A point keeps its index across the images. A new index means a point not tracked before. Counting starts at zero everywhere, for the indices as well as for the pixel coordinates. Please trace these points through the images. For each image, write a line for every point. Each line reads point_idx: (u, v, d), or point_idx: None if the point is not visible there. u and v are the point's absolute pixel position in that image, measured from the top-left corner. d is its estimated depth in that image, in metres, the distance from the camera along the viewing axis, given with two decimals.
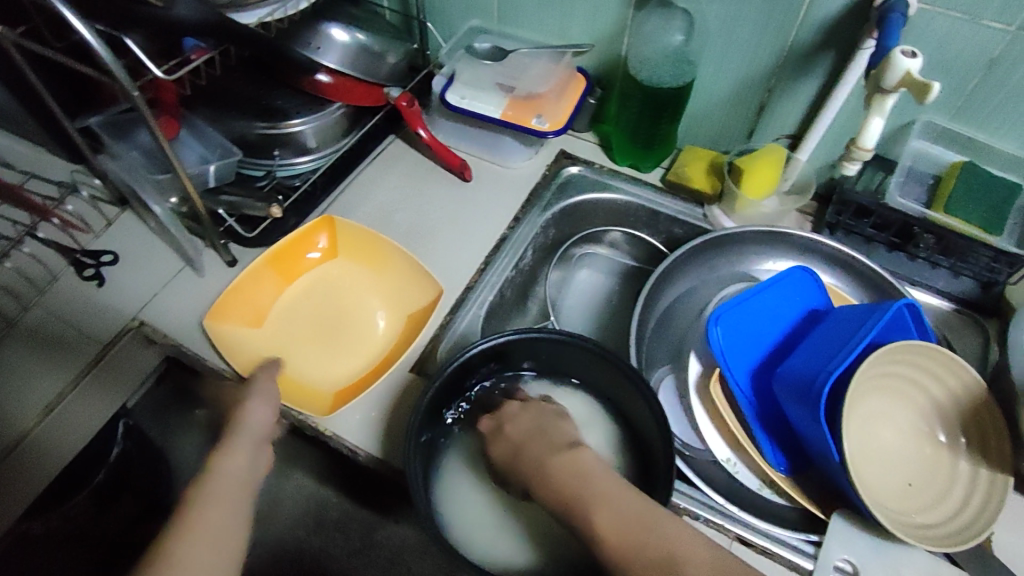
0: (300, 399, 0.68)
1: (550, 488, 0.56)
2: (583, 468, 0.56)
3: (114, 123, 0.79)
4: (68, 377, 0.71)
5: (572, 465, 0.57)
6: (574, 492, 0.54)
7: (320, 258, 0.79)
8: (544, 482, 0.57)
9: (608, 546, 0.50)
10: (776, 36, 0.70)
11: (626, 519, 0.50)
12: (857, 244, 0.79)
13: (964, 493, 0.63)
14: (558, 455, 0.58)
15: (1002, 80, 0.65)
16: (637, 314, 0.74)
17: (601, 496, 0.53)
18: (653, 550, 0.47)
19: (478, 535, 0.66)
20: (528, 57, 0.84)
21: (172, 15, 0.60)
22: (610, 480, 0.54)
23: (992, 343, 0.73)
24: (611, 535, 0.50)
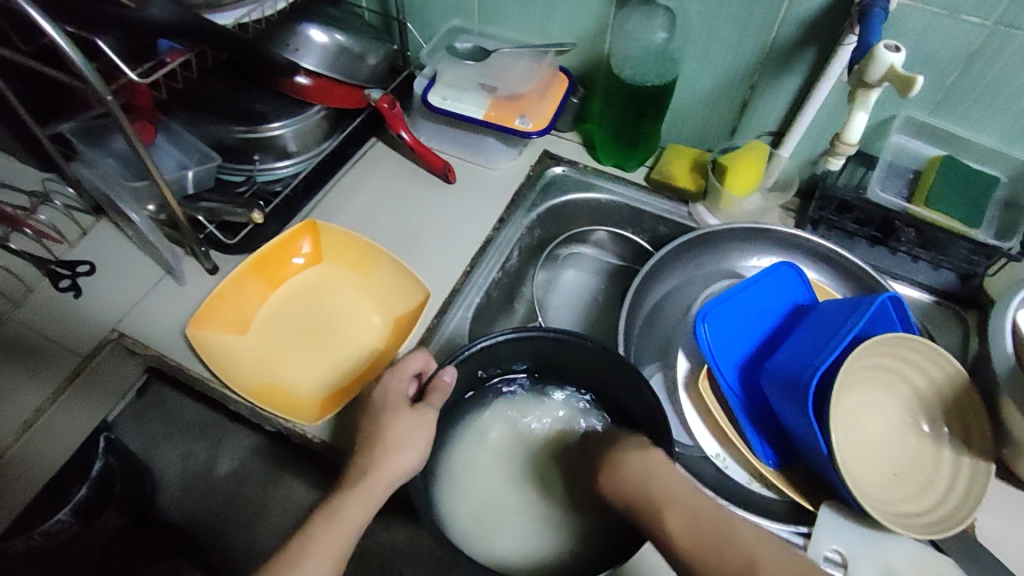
0: (288, 407, 0.67)
1: (621, 487, 0.54)
2: (654, 468, 0.53)
3: (86, 129, 0.78)
4: (48, 390, 0.69)
5: (645, 465, 0.53)
6: (643, 496, 0.51)
7: (304, 263, 0.78)
8: (614, 483, 0.54)
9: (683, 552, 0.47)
10: (757, 33, 0.71)
11: (701, 526, 0.47)
12: (840, 240, 0.80)
13: (948, 480, 0.65)
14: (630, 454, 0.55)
15: (979, 75, 0.66)
16: (625, 312, 0.74)
17: (673, 499, 0.50)
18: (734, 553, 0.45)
19: (478, 535, 0.65)
20: (509, 57, 0.83)
21: (144, 16, 0.59)
22: (685, 483, 0.51)
23: (972, 333, 0.75)
24: (684, 539, 0.47)
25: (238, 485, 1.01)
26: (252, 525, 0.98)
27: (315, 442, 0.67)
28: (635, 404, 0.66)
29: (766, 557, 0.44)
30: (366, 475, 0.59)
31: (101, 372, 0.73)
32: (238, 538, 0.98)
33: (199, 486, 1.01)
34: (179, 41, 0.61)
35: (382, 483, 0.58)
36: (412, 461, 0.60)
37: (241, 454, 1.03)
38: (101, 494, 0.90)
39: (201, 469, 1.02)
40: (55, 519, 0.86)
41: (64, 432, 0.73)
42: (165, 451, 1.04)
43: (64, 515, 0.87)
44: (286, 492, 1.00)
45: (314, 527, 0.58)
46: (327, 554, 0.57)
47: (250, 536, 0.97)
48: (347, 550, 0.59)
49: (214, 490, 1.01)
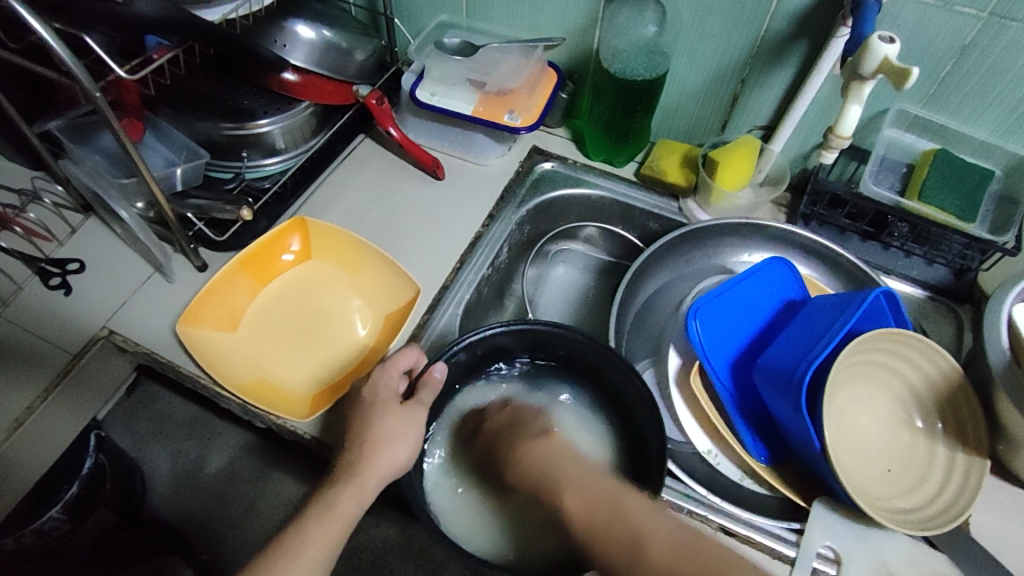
0: (277, 404, 0.67)
1: (522, 474, 0.57)
2: (553, 452, 0.56)
3: (74, 127, 0.77)
4: (37, 389, 0.68)
5: (543, 452, 0.56)
6: (542, 479, 0.54)
7: (294, 260, 0.78)
8: (516, 470, 0.57)
9: (578, 528, 0.49)
10: (749, 27, 0.70)
11: (596, 509, 0.49)
12: (831, 235, 0.79)
13: (942, 474, 0.64)
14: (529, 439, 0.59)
15: (973, 66, 0.65)
16: (617, 306, 0.74)
17: (570, 483, 0.52)
18: (619, 535, 0.47)
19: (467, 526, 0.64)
20: (497, 52, 0.81)
21: (132, 12, 0.58)
22: (580, 463, 0.54)
23: (966, 327, 0.74)
24: (578, 518, 0.49)
25: (228, 483, 1.05)
26: (244, 523, 1.02)
27: (305, 439, 0.66)
28: (627, 395, 0.66)
29: (653, 531, 0.47)
30: (354, 472, 0.58)
31: (92, 371, 0.72)
32: (228, 535, 1.01)
33: (190, 483, 1.04)
34: (165, 37, 0.61)
35: (372, 480, 0.58)
36: (402, 457, 0.59)
37: (231, 451, 1.07)
38: (93, 493, 0.89)
39: (191, 466, 1.06)
40: (47, 517, 0.84)
41: (53, 432, 0.72)
42: (157, 449, 1.07)
43: (55, 513, 0.85)
44: (276, 487, 1.04)
45: (307, 523, 0.58)
46: (320, 550, 0.57)
47: (241, 533, 1.01)
48: (339, 548, 0.58)
49: (205, 488, 1.04)
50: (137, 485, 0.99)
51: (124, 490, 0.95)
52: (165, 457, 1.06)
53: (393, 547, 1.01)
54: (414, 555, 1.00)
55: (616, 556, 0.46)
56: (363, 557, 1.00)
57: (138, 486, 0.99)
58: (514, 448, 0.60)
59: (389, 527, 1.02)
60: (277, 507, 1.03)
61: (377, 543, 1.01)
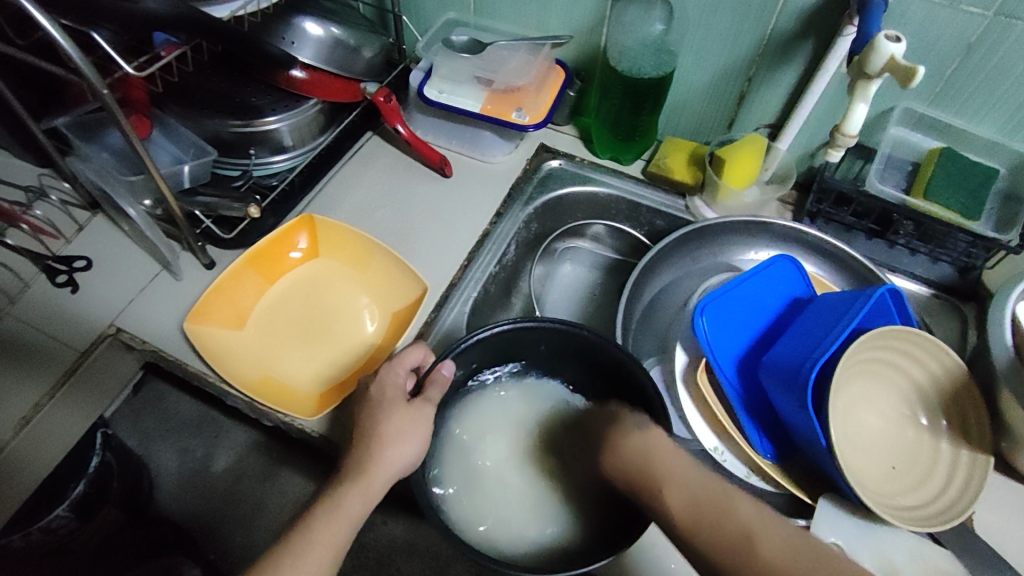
0: (286, 402, 0.67)
1: (617, 464, 0.54)
2: (652, 446, 0.52)
3: (80, 123, 0.78)
4: (44, 386, 0.69)
5: (645, 444, 0.53)
6: (642, 472, 0.51)
7: (301, 258, 0.78)
8: (613, 458, 0.54)
9: (680, 528, 0.47)
10: (755, 25, 0.70)
11: (699, 509, 0.47)
12: (838, 233, 0.80)
13: (946, 470, 0.65)
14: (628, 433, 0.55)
15: (979, 65, 0.65)
16: (624, 301, 0.74)
17: (672, 478, 0.49)
18: (729, 529, 0.45)
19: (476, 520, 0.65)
20: (506, 50, 0.83)
21: (140, 8, 0.58)
22: (681, 458, 0.50)
23: (971, 325, 0.74)
24: (682, 516, 0.47)
25: (235, 482, 1.05)
26: (251, 522, 1.02)
27: (313, 437, 0.67)
28: (635, 393, 0.66)
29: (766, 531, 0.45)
30: (364, 470, 0.59)
31: (99, 369, 0.73)
32: (235, 534, 1.01)
33: (196, 481, 1.05)
34: (174, 34, 0.61)
35: (382, 477, 0.58)
36: (411, 454, 0.60)
37: (238, 449, 1.07)
38: (99, 490, 0.89)
39: (198, 465, 1.06)
40: (53, 515, 0.84)
41: (60, 430, 0.72)
42: (164, 447, 1.07)
43: (63, 511, 0.85)
44: (283, 485, 1.04)
45: (316, 520, 0.58)
46: (328, 548, 0.57)
47: (248, 530, 1.01)
48: (348, 543, 0.59)
49: (211, 487, 1.04)
50: (143, 482, 0.99)
51: (131, 488, 0.95)
52: (171, 455, 1.06)
53: (400, 545, 1.01)
54: (421, 553, 1.00)
55: (724, 551, 0.45)
56: (370, 555, 1.00)
57: (144, 484, 0.99)
58: (613, 438, 0.56)
59: (397, 525, 1.02)
60: (286, 506, 1.03)
61: (384, 541, 1.01)
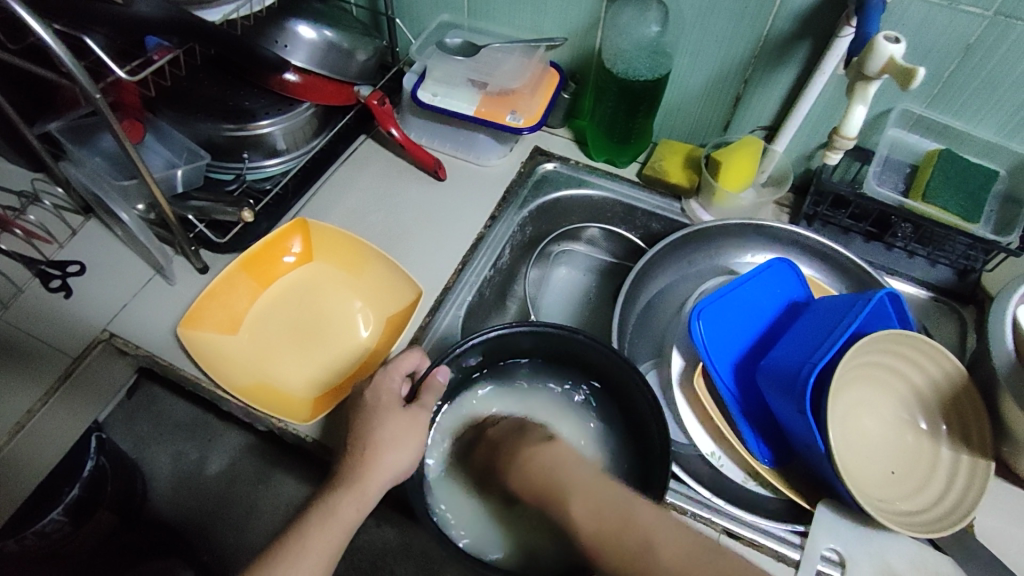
0: (279, 407, 0.66)
1: (525, 479, 0.52)
2: (559, 459, 0.52)
3: (74, 127, 0.75)
4: (39, 392, 0.68)
5: (551, 457, 0.52)
6: (549, 485, 0.50)
7: (295, 263, 0.78)
8: (521, 475, 0.53)
9: (586, 538, 0.46)
10: (751, 26, 0.70)
11: (605, 517, 0.46)
12: (835, 235, 0.79)
13: (946, 476, 0.64)
14: (533, 446, 0.55)
15: (977, 66, 0.65)
16: (619, 305, 0.74)
17: (578, 487, 0.49)
18: (630, 538, 0.44)
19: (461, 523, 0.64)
20: (500, 52, 0.82)
21: (132, 12, 0.58)
22: (585, 469, 0.50)
23: (970, 328, 0.73)
24: (587, 525, 0.46)
25: (229, 485, 1.04)
26: (244, 525, 1.01)
27: (307, 442, 0.66)
28: (633, 396, 0.66)
29: (665, 540, 0.44)
30: (357, 475, 0.58)
31: (93, 375, 0.72)
32: (228, 535, 1.00)
33: (191, 485, 1.04)
34: (165, 38, 0.61)
35: (375, 484, 0.58)
36: (403, 461, 0.59)
37: (232, 452, 1.07)
38: (93, 495, 0.89)
39: (191, 469, 1.05)
40: (48, 519, 0.85)
41: (53, 437, 0.71)
42: (158, 450, 1.07)
43: (57, 515, 0.85)
44: (278, 489, 1.04)
45: (308, 525, 0.58)
46: (321, 553, 0.57)
47: (241, 534, 1.00)
48: (340, 550, 0.58)
49: (206, 491, 1.04)
50: (138, 487, 0.98)
51: (126, 492, 0.95)
52: (166, 459, 1.06)
53: (394, 548, 1.01)
54: (417, 556, 1.00)
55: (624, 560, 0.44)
56: (365, 558, 1.00)
57: (139, 488, 0.99)
58: (516, 454, 0.56)
59: (391, 528, 1.01)
60: (278, 509, 1.02)
61: (379, 544, 1.01)
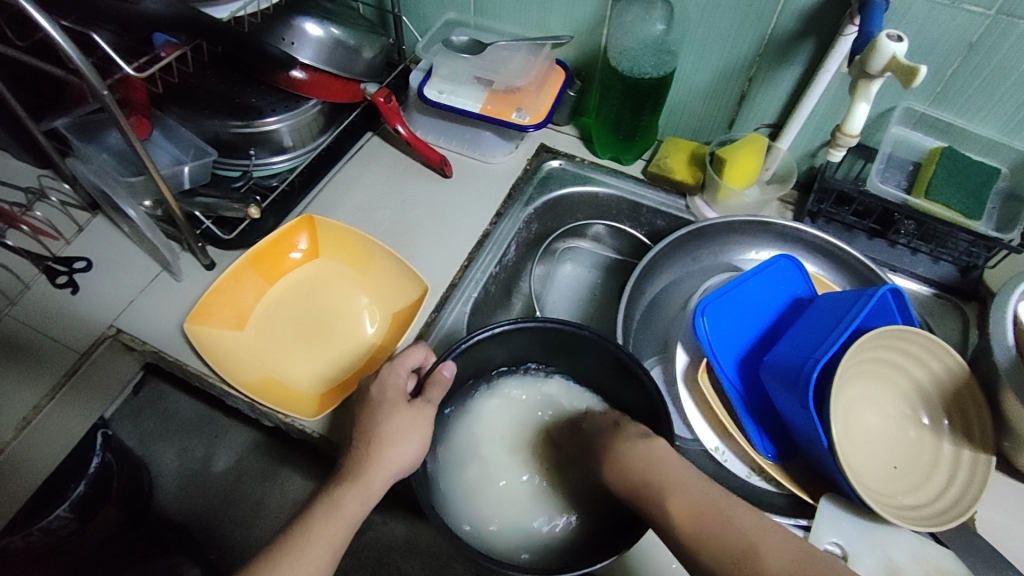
0: (286, 402, 0.67)
1: (621, 471, 0.54)
2: (655, 454, 0.53)
3: (80, 125, 0.77)
4: (45, 388, 0.69)
5: (645, 454, 0.53)
6: (645, 483, 0.51)
7: (301, 259, 0.78)
8: (617, 468, 0.55)
9: (683, 537, 0.48)
10: (755, 24, 0.70)
11: (704, 520, 0.48)
12: (839, 232, 0.80)
13: (947, 470, 0.65)
14: (632, 442, 0.56)
15: (979, 65, 0.65)
16: (625, 302, 0.74)
17: (676, 486, 0.50)
18: (732, 543, 0.46)
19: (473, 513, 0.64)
20: (506, 50, 0.83)
21: (139, 9, 0.58)
22: (682, 467, 0.51)
23: (972, 325, 0.74)
24: (685, 521, 0.48)
25: (235, 482, 1.05)
26: (251, 522, 1.02)
27: (313, 437, 0.67)
28: (638, 393, 0.66)
29: (768, 547, 0.46)
30: (363, 469, 0.58)
31: (98, 371, 0.73)
32: (235, 533, 1.01)
33: (196, 482, 1.04)
34: (173, 35, 0.61)
35: (381, 479, 0.58)
36: (409, 456, 0.60)
37: (238, 449, 1.07)
38: (99, 492, 0.89)
39: (197, 465, 1.06)
40: (53, 515, 0.84)
41: (62, 431, 0.73)
42: (163, 447, 1.07)
43: (62, 512, 0.85)
44: (284, 486, 1.04)
45: (315, 520, 0.58)
46: (324, 548, 0.57)
47: (247, 530, 1.01)
48: (344, 544, 0.59)
49: (212, 487, 1.04)
50: (143, 483, 0.99)
51: (131, 488, 0.95)
52: (171, 456, 1.06)
53: (400, 545, 1.01)
54: (422, 552, 1.00)
55: (724, 561, 0.45)
56: (370, 555, 1.00)
57: (144, 484, 0.99)
58: (612, 449, 0.57)
59: (397, 525, 1.02)
60: (285, 506, 1.03)
61: (385, 540, 1.01)
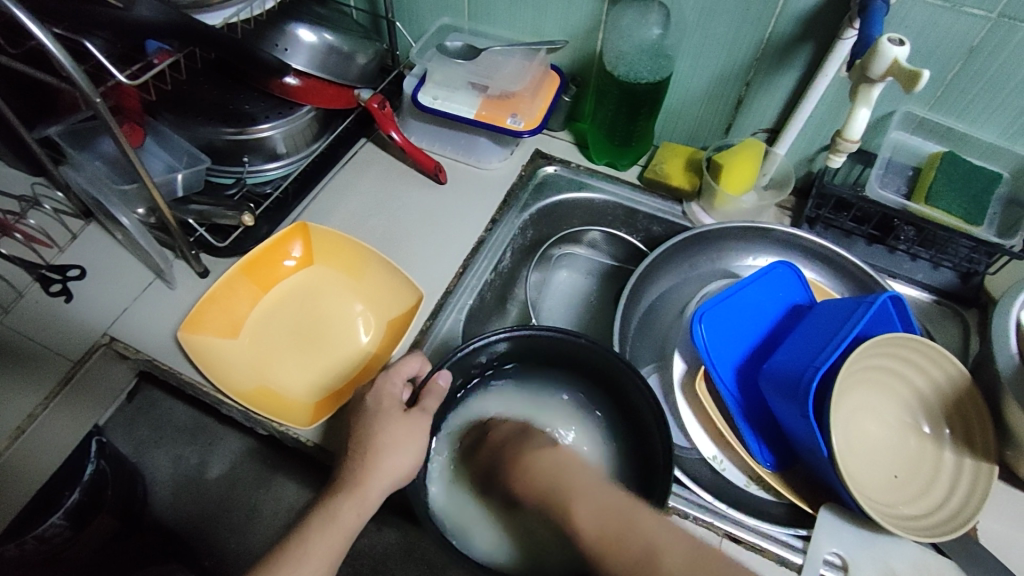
0: (280, 411, 0.66)
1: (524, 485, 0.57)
2: (558, 465, 0.56)
3: (72, 132, 0.77)
4: (40, 395, 0.68)
5: (551, 463, 0.56)
6: (551, 491, 0.54)
7: (296, 266, 0.77)
8: (520, 477, 0.57)
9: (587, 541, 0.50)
10: (754, 28, 0.69)
11: (607, 524, 0.50)
12: (837, 238, 0.79)
13: (949, 481, 0.64)
14: (535, 450, 0.58)
15: (980, 69, 0.64)
16: (621, 309, 0.74)
17: (579, 492, 0.53)
18: (631, 551, 0.48)
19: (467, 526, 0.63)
20: (501, 56, 0.82)
21: (132, 15, 0.57)
22: (586, 474, 0.54)
23: (973, 332, 0.73)
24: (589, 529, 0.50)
25: (230, 489, 1.04)
26: (245, 528, 1.01)
27: (306, 446, 0.66)
28: (634, 402, 0.66)
29: (667, 548, 0.48)
30: (357, 479, 0.58)
31: (93, 380, 0.72)
32: (230, 540, 1.00)
33: (193, 489, 1.04)
34: (166, 42, 0.60)
35: (376, 488, 0.57)
36: (403, 466, 0.59)
37: (234, 456, 1.07)
38: (93, 499, 0.89)
39: (193, 472, 1.05)
40: (48, 523, 0.84)
41: (52, 443, 0.71)
42: (158, 454, 1.07)
43: (57, 519, 0.85)
44: (278, 494, 1.03)
45: (309, 530, 0.57)
46: (323, 556, 0.56)
47: (242, 537, 1.00)
48: (343, 554, 0.58)
49: (207, 494, 1.04)
50: (138, 490, 0.98)
51: (126, 495, 0.95)
52: (167, 463, 1.06)
53: (395, 552, 1.00)
54: (417, 560, 1.00)
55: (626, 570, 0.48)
56: (365, 563, 0.99)
57: (139, 491, 0.99)
58: (519, 458, 0.59)
59: (392, 532, 1.01)
60: (279, 513, 1.02)
61: (379, 548, 1.01)
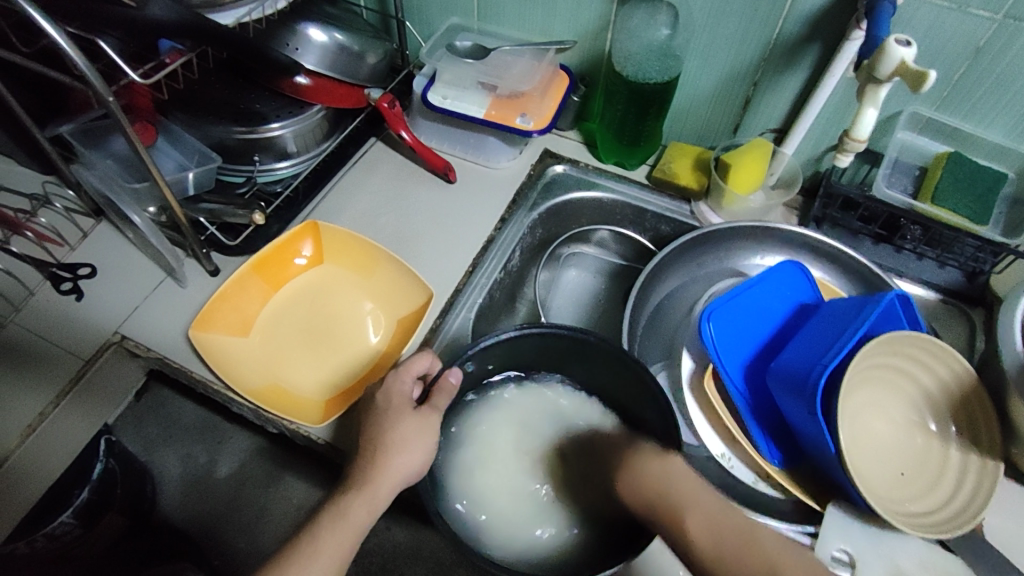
0: (291, 409, 0.67)
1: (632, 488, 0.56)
2: (673, 472, 0.54)
3: (86, 130, 0.77)
4: (51, 393, 0.68)
5: (661, 471, 0.54)
6: (660, 501, 0.52)
7: (306, 265, 0.78)
8: (632, 482, 0.56)
9: (701, 557, 0.49)
10: (761, 29, 0.70)
11: (719, 538, 0.49)
12: (843, 237, 0.80)
13: (955, 478, 0.64)
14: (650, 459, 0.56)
15: (986, 70, 0.65)
16: (630, 308, 0.74)
17: (693, 504, 0.51)
18: (751, 559, 0.48)
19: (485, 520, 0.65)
20: (510, 55, 0.82)
21: (145, 15, 0.58)
22: (704, 489, 0.52)
23: (978, 331, 0.74)
24: (703, 541, 0.49)
25: (238, 487, 1.05)
26: (254, 527, 1.01)
27: (318, 443, 0.66)
28: (644, 399, 0.66)
29: (788, 564, 0.48)
30: (370, 476, 0.58)
31: (103, 379, 0.72)
32: (239, 540, 1.01)
33: (200, 487, 1.04)
34: (179, 42, 0.60)
35: (388, 485, 0.58)
36: (415, 464, 0.59)
37: (241, 454, 1.07)
38: (102, 498, 0.89)
39: (200, 470, 1.06)
40: (58, 522, 0.84)
41: (65, 442, 0.71)
42: (166, 453, 1.07)
43: (67, 518, 0.85)
44: (287, 492, 1.04)
45: (321, 527, 0.58)
46: (333, 555, 0.57)
47: (251, 535, 1.01)
48: (354, 551, 0.58)
49: (215, 492, 1.04)
50: (146, 488, 0.99)
51: (135, 493, 0.95)
52: (174, 461, 1.06)
53: (403, 549, 1.01)
54: (425, 557, 1.00)
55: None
56: (373, 560, 1.00)
57: (147, 490, 0.99)
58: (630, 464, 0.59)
59: (400, 530, 1.02)
60: (288, 511, 1.02)
61: (387, 546, 1.01)
